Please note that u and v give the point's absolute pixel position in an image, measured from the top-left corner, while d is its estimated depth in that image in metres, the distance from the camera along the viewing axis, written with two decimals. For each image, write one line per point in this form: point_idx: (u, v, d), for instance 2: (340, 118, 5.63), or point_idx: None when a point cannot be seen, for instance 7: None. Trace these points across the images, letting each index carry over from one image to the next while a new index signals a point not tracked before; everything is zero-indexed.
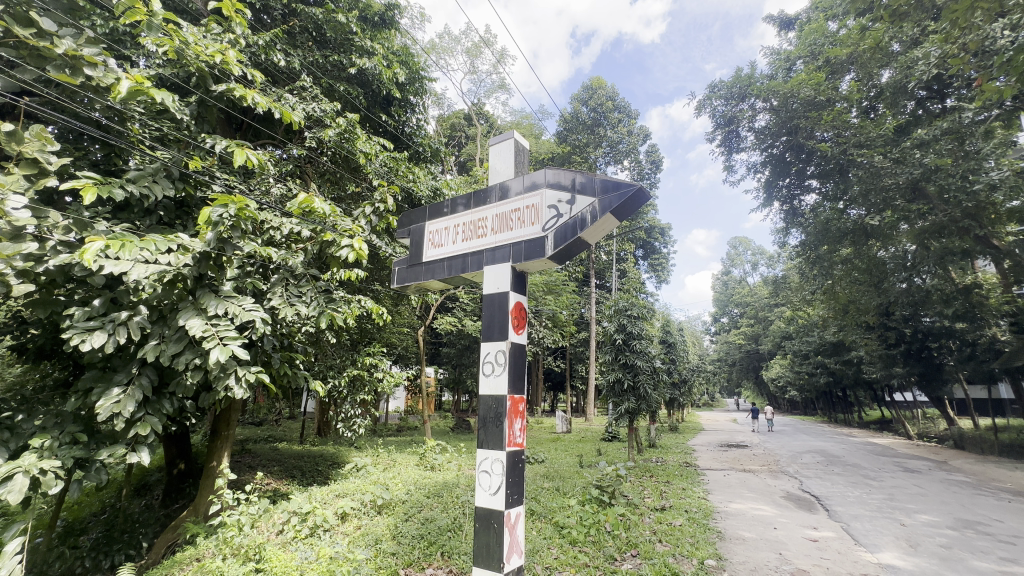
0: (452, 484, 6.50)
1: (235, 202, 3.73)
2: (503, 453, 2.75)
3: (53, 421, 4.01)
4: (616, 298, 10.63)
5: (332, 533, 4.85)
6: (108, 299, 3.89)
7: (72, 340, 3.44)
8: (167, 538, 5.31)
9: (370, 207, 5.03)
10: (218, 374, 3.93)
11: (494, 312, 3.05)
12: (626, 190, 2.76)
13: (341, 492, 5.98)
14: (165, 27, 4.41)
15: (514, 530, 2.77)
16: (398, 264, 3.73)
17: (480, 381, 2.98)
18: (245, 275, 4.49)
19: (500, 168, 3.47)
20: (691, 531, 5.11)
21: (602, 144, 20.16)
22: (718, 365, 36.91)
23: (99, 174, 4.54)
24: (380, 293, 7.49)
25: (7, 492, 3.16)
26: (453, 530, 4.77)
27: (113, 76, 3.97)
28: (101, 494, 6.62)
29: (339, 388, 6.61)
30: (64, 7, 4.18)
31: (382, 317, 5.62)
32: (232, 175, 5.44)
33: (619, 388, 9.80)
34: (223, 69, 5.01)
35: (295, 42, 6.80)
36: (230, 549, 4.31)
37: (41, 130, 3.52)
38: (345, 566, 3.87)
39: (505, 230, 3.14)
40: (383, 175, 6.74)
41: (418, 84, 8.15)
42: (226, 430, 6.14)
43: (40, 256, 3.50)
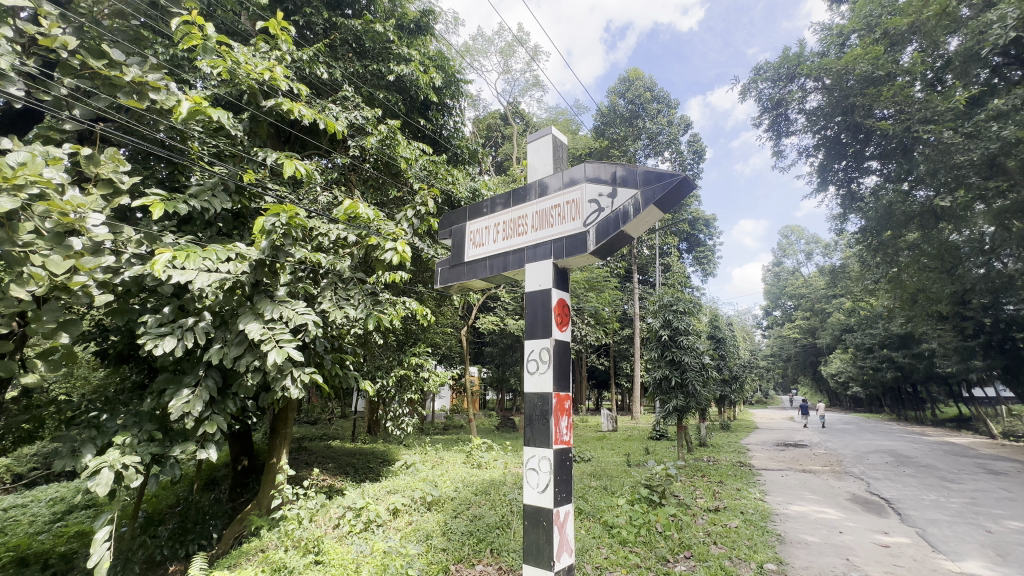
0: (499, 481, 6.54)
1: (286, 211, 3.91)
2: (550, 451, 2.74)
3: (132, 420, 4.35)
4: (661, 293, 10.33)
5: (385, 528, 5.01)
6: (176, 306, 4.19)
7: (146, 345, 3.73)
8: (235, 530, 5.66)
9: (412, 210, 5.14)
10: (276, 375, 4.15)
11: (536, 310, 3.04)
12: (671, 180, 2.66)
13: (392, 488, 6.15)
14: (219, 50, 4.71)
15: (564, 528, 2.76)
16: (441, 265, 3.78)
17: (524, 378, 2.98)
18: (297, 280, 4.69)
19: (539, 165, 3.45)
20: (748, 533, 4.90)
21: (641, 137, 19.72)
22: (771, 361, 35.33)
23: (165, 190, 4.89)
24: (423, 293, 7.66)
25: (96, 485, 3.50)
26: (501, 527, 4.81)
27: (174, 99, 4.28)
28: (175, 488, 7.13)
29: (388, 388, 6.79)
30: (131, 38, 4.52)
31: (427, 318, 5.70)
32: (283, 186, 5.70)
33: (666, 386, 9.53)
34: (271, 85, 5.24)
35: (336, 54, 7.02)
36: (291, 541, 4.57)
37: (115, 153, 3.81)
38: (398, 560, 4.00)
39: (546, 227, 3.12)
40: (424, 179, 6.87)
41: (455, 87, 8.32)
42: (284, 428, 6.43)
43: (117, 269, 3.82)
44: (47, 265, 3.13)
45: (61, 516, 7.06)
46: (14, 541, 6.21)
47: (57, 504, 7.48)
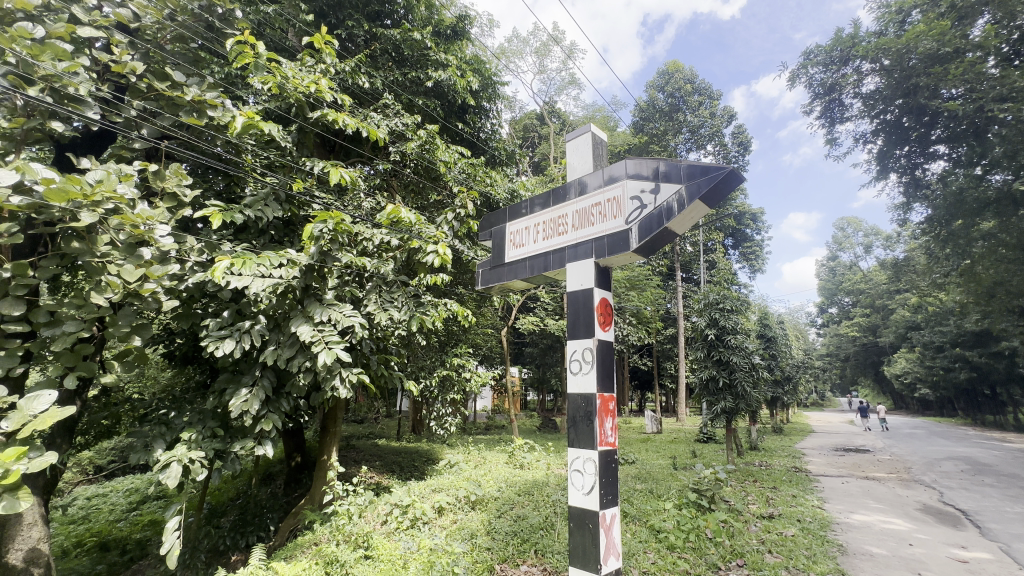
0: (542, 482, 6.53)
1: (333, 217, 4.05)
2: (595, 452, 2.70)
3: (197, 417, 4.64)
4: (706, 290, 9.99)
5: (430, 526, 5.11)
6: (234, 310, 4.43)
7: (209, 347, 3.98)
8: (290, 523, 5.93)
9: (452, 213, 5.21)
10: (326, 376, 4.32)
11: (578, 309, 3.01)
12: (717, 173, 2.56)
13: (437, 487, 6.26)
14: (269, 66, 4.94)
15: (610, 531, 2.72)
16: (481, 266, 3.82)
17: (567, 379, 2.96)
18: (344, 284, 4.86)
19: (579, 164, 3.42)
20: (806, 542, 4.65)
21: (682, 130, 19.16)
22: (827, 361, 33.43)
23: (222, 202, 5.19)
24: (464, 295, 7.76)
25: (166, 478, 3.77)
26: (545, 529, 4.79)
27: (229, 115, 4.53)
28: (235, 482, 7.55)
29: (431, 388, 6.92)
30: (190, 59, 4.82)
31: (468, 319, 5.76)
32: (329, 193, 5.91)
33: (713, 387, 9.20)
34: (317, 97, 5.45)
35: (377, 64, 7.23)
36: (342, 536, 4.76)
37: (178, 167, 4.09)
38: (444, 558, 4.08)
39: (587, 226, 3.08)
40: (463, 182, 6.96)
41: (491, 90, 8.41)
42: (334, 426, 6.67)
43: (182, 276, 4.10)
44: (121, 273, 3.42)
45: (136, 505, 7.63)
46: (97, 527, 6.76)
47: (133, 494, 8.09)
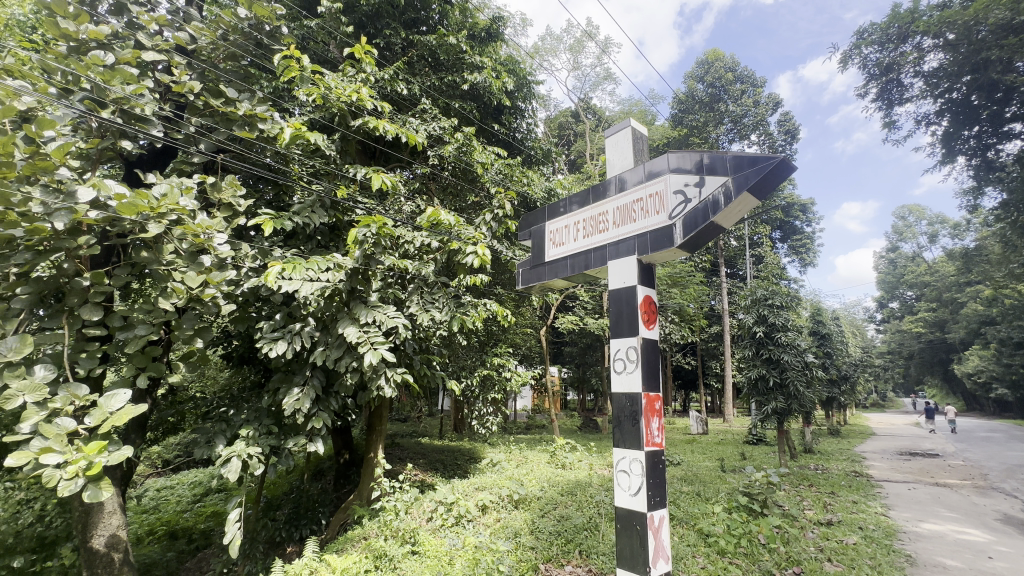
0: (585, 482, 6.47)
1: (376, 221, 4.17)
2: (642, 453, 2.65)
3: (253, 415, 4.88)
4: (753, 286, 9.60)
5: (475, 523, 5.18)
6: (285, 313, 4.64)
7: (263, 348, 4.20)
8: (340, 517, 6.16)
9: (490, 214, 5.26)
10: (372, 375, 4.46)
11: (620, 307, 2.97)
12: (766, 163, 2.46)
13: (480, 485, 6.32)
14: (314, 79, 5.14)
15: (659, 534, 2.66)
16: (522, 266, 3.83)
17: (611, 377, 2.94)
18: (387, 286, 4.99)
19: (619, 159, 3.36)
20: (869, 551, 4.39)
21: (724, 121, 18.49)
22: (888, 359, 31.39)
23: (272, 210, 5.46)
24: (502, 295, 7.81)
25: (228, 472, 4.01)
26: (590, 529, 4.74)
27: (278, 127, 4.75)
28: (289, 477, 7.91)
29: (472, 387, 6.99)
30: (241, 75, 5.09)
31: (508, 319, 5.79)
32: (371, 198, 6.09)
33: (763, 386, 8.83)
34: (358, 106, 5.62)
35: (414, 70, 7.37)
36: (390, 531, 4.90)
37: (233, 179, 4.33)
38: (489, 555, 4.12)
39: (629, 222, 3.03)
40: (500, 182, 7.01)
41: (526, 89, 8.44)
42: (379, 425, 6.86)
43: (239, 281, 4.34)
44: (185, 280, 3.67)
45: (200, 497, 8.14)
46: (166, 517, 7.25)
47: (197, 487, 8.63)
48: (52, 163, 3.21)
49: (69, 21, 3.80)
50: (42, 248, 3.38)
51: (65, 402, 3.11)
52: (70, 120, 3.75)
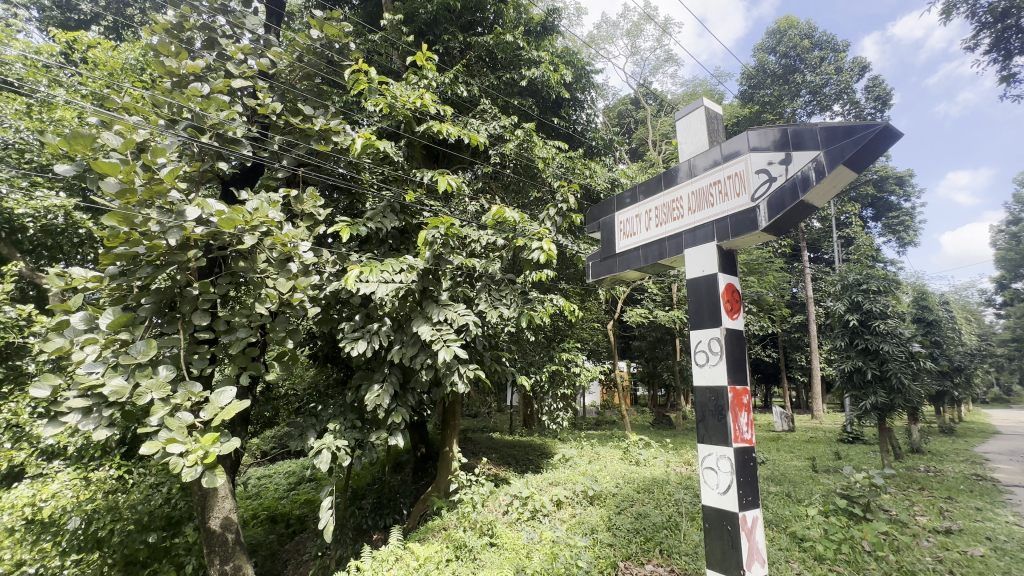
0: (662, 480, 6.26)
1: (444, 223, 4.28)
2: (730, 450, 2.54)
3: (339, 410, 5.21)
4: (844, 270, 8.77)
5: (550, 518, 5.20)
6: (364, 314, 4.91)
7: (346, 347, 4.48)
8: (420, 508, 6.45)
9: (554, 208, 5.23)
10: (445, 372, 4.62)
11: (700, 297, 2.87)
12: (864, 133, 2.24)
13: (554, 480, 6.32)
14: (381, 89, 5.38)
15: (753, 535, 2.53)
16: (592, 259, 3.79)
17: (692, 370, 2.85)
18: (457, 285, 5.13)
19: (692, 141, 3.22)
20: (1001, 565, 3.86)
21: (801, 93, 17.05)
22: (1012, 349, 27.43)
23: (348, 217, 5.79)
24: (568, 290, 7.75)
25: (320, 462, 4.34)
26: (670, 528, 4.58)
27: (350, 138, 5.03)
28: (371, 468, 8.39)
29: (542, 383, 7.00)
30: (315, 93, 5.44)
31: (575, 314, 5.72)
32: (437, 200, 6.27)
33: (859, 380, 8.07)
34: (422, 111, 5.80)
35: (473, 71, 7.49)
36: (468, 522, 5.05)
37: (313, 190, 4.64)
38: (567, 550, 4.12)
39: (705, 207, 2.90)
40: (562, 176, 6.94)
41: (584, 80, 8.32)
42: (453, 420, 7.07)
43: (322, 285, 4.65)
44: (277, 286, 4.00)
45: (295, 485, 8.88)
46: (267, 503, 7.95)
47: (292, 476, 9.41)
48: (165, 187, 3.63)
49: (172, 59, 4.27)
50: (160, 263, 3.83)
51: (184, 397, 3.50)
52: (177, 147, 4.21)
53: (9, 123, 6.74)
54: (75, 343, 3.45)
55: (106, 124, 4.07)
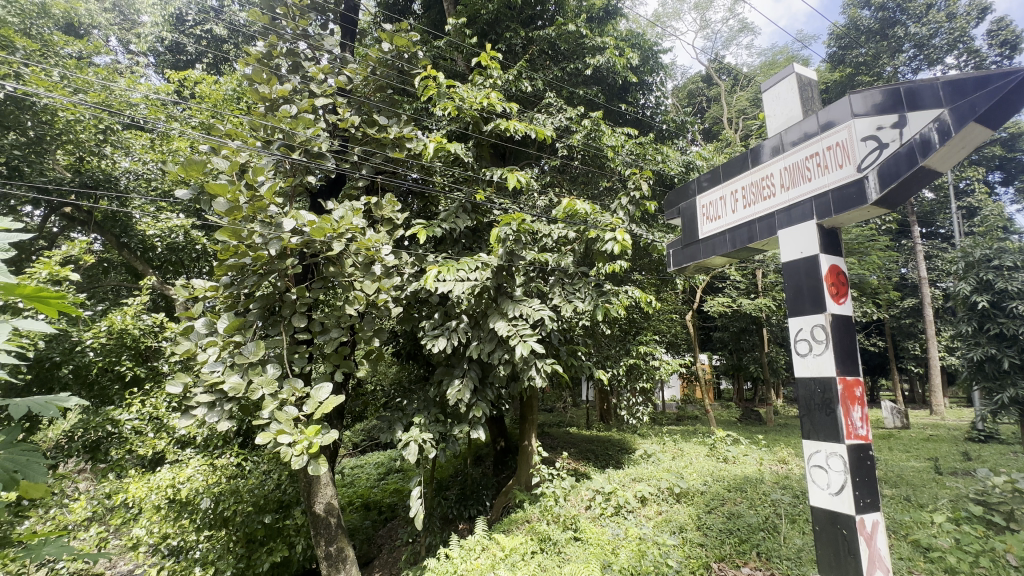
0: (756, 478, 5.86)
1: (515, 219, 4.30)
2: (842, 447, 2.40)
3: (422, 404, 5.46)
4: (968, 245, 7.65)
5: (635, 515, 5.09)
6: (442, 312, 5.08)
7: (427, 344, 4.68)
8: (503, 500, 6.60)
9: (626, 197, 5.07)
10: (523, 367, 4.67)
11: (799, 282, 2.70)
12: (1000, 83, 1.99)
13: (637, 476, 6.17)
14: (448, 93, 5.51)
15: (873, 541, 2.37)
16: (672, 247, 3.64)
17: (793, 361, 2.71)
18: (530, 280, 5.15)
19: (781, 112, 2.99)
20: None
21: (904, 48, 15.09)
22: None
23: (422, 220, 6.02)
24: (643, 280, 7.50)
25: (408, 454, 4.58)
26: (767, 530, 4.29)
27: (422, 144, 5.21)
28: (454, 460, 8.71)
29: (619, 377, 6.84)
30: (388, 102, 5.69)
31: (653, 305, 5.51)
32: (507, 197, 6.32)
33: (993, 370, 7.02)
34: (489, 111, 5.87)
35: (536, 66, 7.46)
36: (551, 516, 5.08)
37: (391, 197, 4.88)
38: (655, 548, 4.03)
39: (803, 183, 2.70)
40: (632, 163, 6.71)
41: (652, 62, 8.00)
42: (530, 414, 7.13)
43: (403, 286, 4.88)
44: (363, 289, 4.27)
45: (384, 475, 9.46)
46: (360, 491, 8.54)
47: (381, 467, 10.03)
48: (265, 203, 4.00)
49: (264, 86, 4.68)
50: (263, 271, 4.25)
51: (289, 393, 3.84)
52: (272, 166, 4.63)
53: (138, 156, 7.77)
54: (199, 345, 3.96)
55: (214, 150, 4.56)
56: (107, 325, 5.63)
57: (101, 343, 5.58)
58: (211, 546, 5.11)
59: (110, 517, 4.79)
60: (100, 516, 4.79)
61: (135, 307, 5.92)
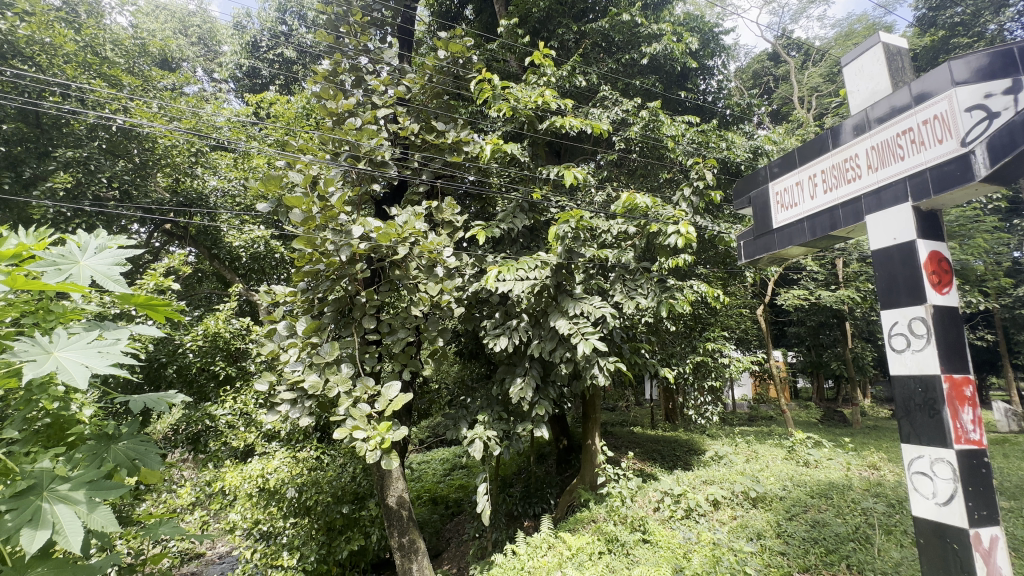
0: (843, 485, 5.41)
1: (574, 216, 4.26)
2: (950, 453, 2.19)
3: (486, 402, 5.56)
4: None
5: (708, 519, 4.88)
6: (503, 311, 5.13)
7: (489, 344, 4.76)
8: (567, 499, 6.58)
9: (689, 187, 4.85)
10: (585, 365, 4.63)
11: (892, 270, 2.47)
12: None
13: (708, 478, 5.90)
14: (503, 94, 5.55)
15: (991, 558, 2.14)
16: (742, 238, 3.44)
17: (887, 357, 2.49)
18: (590, 277, 5.08)
19: (865, 87, 2.75)
20: None
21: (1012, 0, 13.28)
22: None
23: (481, 221, 6.12)
24: (709, 274, 7.16)
25: (473, 451, 4.69)
26: (858, 541, 3.95)
27: (479, 147, 5.29)
28: (517, 458, 8.81)
29: (686, 375, 6.58)
30: (445, 107, 5.83)
31: (721, 300, 5.23)
32: (564, 194, 6.27)
33: None
34: (543, 109, 5.85)
35: (590, 59, 7.35)
36: (618, 516, 4.99)
37: (450, 201, 4.99)
38: (730, 555, 3.85)
39: (895, 163, 2.46)
40: (694, 152, 6.43)
41: (713, 44, 7.63)
42: (593, 413, 7.02)
43: (465, 287, 4.99)
44: (428, 291, 4.42)
45: (449, 471, 9.74)
46: (428, 485, 8.85)
47: (446, 462, 10.34)
48: (336, 212, 4.24)
49: (332, 101, 4.97)
50: (335, 276, 4.50)
51: (362, 390, 4.06)
52: (340, 176, 4.89)
53: (224, 175, 8.51)
54: (282, 346, 4.30)
55: (289, 164, 4.89)
56: (203, 328, 6.21)
57: (198, 345, 6.17)
58: (297, 532, 5.47)
59: (211, 503, 5.30)
60: (202, 501, 5.32)
61: (225, 312, 6.52)
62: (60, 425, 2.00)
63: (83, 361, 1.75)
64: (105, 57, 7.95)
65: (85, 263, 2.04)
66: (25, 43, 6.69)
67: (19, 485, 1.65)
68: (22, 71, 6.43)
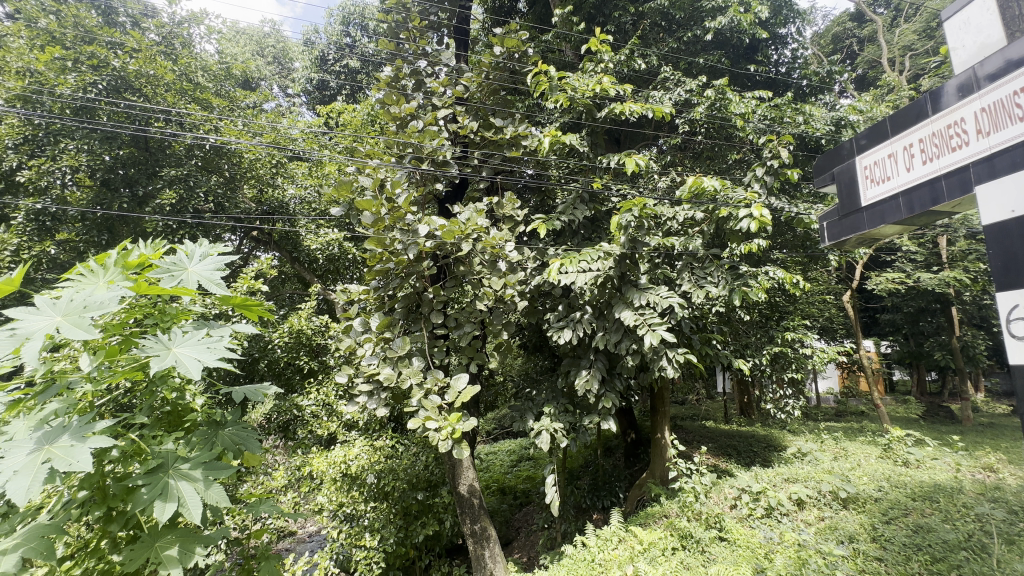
0: (952, 488, 4.87)
1: (637, 204, 4.15)
2: None
3: (551, 394, 5.59)
4: None
5: (792, 519, 4.59)
6: (566, 303, 5.10)
7: (553, 336, 4.77)
8: (637, 493, 6.47)
9: (762, 167, 4.55)
10: (653, 357, 4.51)
11: (1009, 247, 2.19)
12: None
13: (790, 476, 5.55)
14: (560, 85, 5.50)
15: None
16: (826, 218, 3.23)
17: (1005, 345, 2.20)
18: (655, 266, 4.91)
19: (971, 43, 2.44)
20: None
21: None
22: None
23: (541, 214, 6.12)
24: (786, 259, 6.71)
25: (541, 443, 4.74)
26: (973, 550, 3.55)
27: (537, 140, 5.28)
28: (583, 451, 8.78)
29: (763, 367, 6.19)
30: (502, 103, 5.88)
31: (801, 286, 4.86)
32: (625, 182, 6.12)
33: None
34: (601, 96, 5.73)
35: (649, 41, 7.08)
36: (692, 512, 4.82)
37: (511, 195, 5.03)
38: (818, 557, 3.61)
39: (1006, 126, 2.18)
40: (766, 129, 6.01)
41: (785, 11, 7.07)
42: (663, 405, 6.83)
43: (527, 281, 5.03)
44: (491, 286, 4.51)
45: (516, 462, 9.89)
46: (496, 475, 9.06)
47: (513, 454, 10.52)
48: (403, 213, 4.43)
49: (395, 107, 5.18)
50: (404, 274, 4.71)
51: (432, 382, 4.23)
52: (405, 178, 5.09)
53: (301, 183, 9.14)
54: (358, 341, 4.58)
55: (358, 170, 5.17)
56: (288, 326, 6.76)
57: (285, 342, 6.74)
58: (377, 515, 5.76)
59: (301, 485, 5.78)
60: (294, 483, 5.81)
61: (307, 310, 7.04)
62: (178, 412, 2.28)
63: (196, 355, 1.98)
64: (197, 83, 8.80)
65: (192, 269, 2.30)
66: (134, 76, 7.52)
67: (150, 463, 1.91)
68: (132, 102, 7.29)
